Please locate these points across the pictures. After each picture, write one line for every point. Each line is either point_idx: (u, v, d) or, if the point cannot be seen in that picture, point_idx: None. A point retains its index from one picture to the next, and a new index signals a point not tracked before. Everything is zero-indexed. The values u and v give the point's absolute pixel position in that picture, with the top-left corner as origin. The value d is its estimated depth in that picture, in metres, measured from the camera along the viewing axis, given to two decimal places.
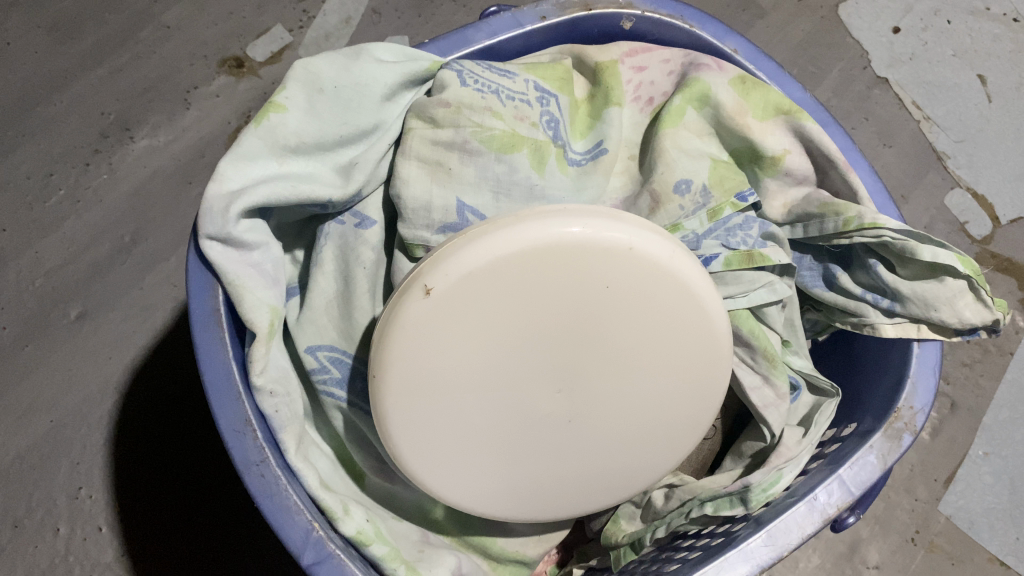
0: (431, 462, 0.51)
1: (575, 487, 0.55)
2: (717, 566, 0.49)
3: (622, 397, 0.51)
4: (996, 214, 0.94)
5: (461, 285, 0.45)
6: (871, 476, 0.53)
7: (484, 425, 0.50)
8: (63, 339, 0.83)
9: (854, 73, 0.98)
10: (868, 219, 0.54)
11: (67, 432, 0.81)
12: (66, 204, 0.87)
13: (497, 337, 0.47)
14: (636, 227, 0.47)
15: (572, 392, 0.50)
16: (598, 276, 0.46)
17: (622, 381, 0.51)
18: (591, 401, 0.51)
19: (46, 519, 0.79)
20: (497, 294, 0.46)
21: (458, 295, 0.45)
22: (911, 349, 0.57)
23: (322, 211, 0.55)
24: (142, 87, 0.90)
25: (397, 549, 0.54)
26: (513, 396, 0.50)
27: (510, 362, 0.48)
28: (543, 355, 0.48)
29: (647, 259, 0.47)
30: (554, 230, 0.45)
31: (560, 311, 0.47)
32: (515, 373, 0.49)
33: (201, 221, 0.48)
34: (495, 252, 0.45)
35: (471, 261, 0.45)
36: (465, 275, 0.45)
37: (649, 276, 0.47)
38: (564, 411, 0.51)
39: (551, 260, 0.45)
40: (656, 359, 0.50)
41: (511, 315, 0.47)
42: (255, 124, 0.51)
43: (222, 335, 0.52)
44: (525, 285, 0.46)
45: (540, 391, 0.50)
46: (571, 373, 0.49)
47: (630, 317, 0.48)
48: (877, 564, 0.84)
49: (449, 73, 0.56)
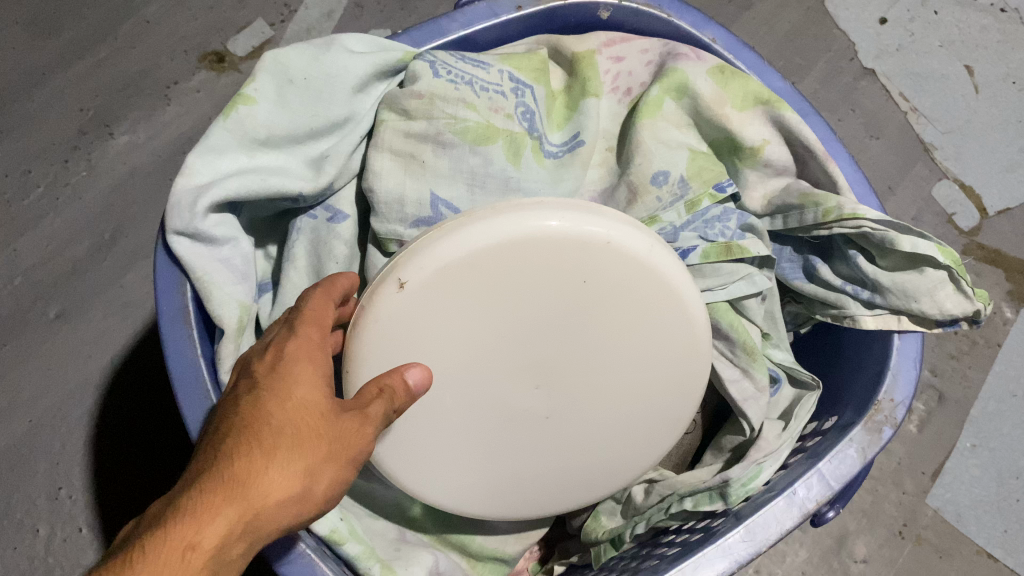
0: (409, 459, 0.50)
1: (555, 483, 0.55)
2: (693, 562, 0.49)
3: (601, 392, 0.50)
4: (983, 205, 0.94)
5: (436, 279, 0.44)
6: (851, 469, 0.53)
7: (462, 419, 0.50)
8: (41, 338, 0.82)
9: (841, 65, 0.98)
10: (847, 210, 0.54)
11: (46, 431, 0.80)
12: (45, 201, 0.85)
13: (473, 331, 0.46)
14: (617, 220, 0.46)
15: (551, 387, 0.50)
16: (577, 270, 0.45)
17: (600, 378, 0.50)
18: (570, 397, 0.50)
19: (26, 520, 0.78)
20: (471, 288, 0.45)
21: (433, 288, 0.44)
22: (892, 341, 0.57)
23: (294, 204, 0.55)
24: (120, 83, 0.89)
25: (372, 548, 0.53)
26: (489, 390, 0.49)
27: (486, 357, 0.47)
28: (520, 349, 0.48)
29: (628, 254, 0.46)
30: (532, 224, 0.44)
31: (537, 305, 0.46)
32: (491, 368, 0.48)
33: (170, 215, 0.48)
34: (471, 246, 0.44)
35: (446, 254, 0.44)
36: (440, 268, 0.44)
37: (630, 272, 0.46)
38: (542, 407, 0.50)
39: (529, 254, 0.44)
40: (636, 355, 0.49)
41: (486, 310, 0.46)
42: (224, 116, 0.51)
43: (191, 333, 0.51)
44: (502, 279, 0.45)
45: (518, 387, 0.49)
46: (549, 369, 0.49)
47: (607, 313, 0.47)
48: (864, 558, 0.84)
49: (421, 64, 0.55)
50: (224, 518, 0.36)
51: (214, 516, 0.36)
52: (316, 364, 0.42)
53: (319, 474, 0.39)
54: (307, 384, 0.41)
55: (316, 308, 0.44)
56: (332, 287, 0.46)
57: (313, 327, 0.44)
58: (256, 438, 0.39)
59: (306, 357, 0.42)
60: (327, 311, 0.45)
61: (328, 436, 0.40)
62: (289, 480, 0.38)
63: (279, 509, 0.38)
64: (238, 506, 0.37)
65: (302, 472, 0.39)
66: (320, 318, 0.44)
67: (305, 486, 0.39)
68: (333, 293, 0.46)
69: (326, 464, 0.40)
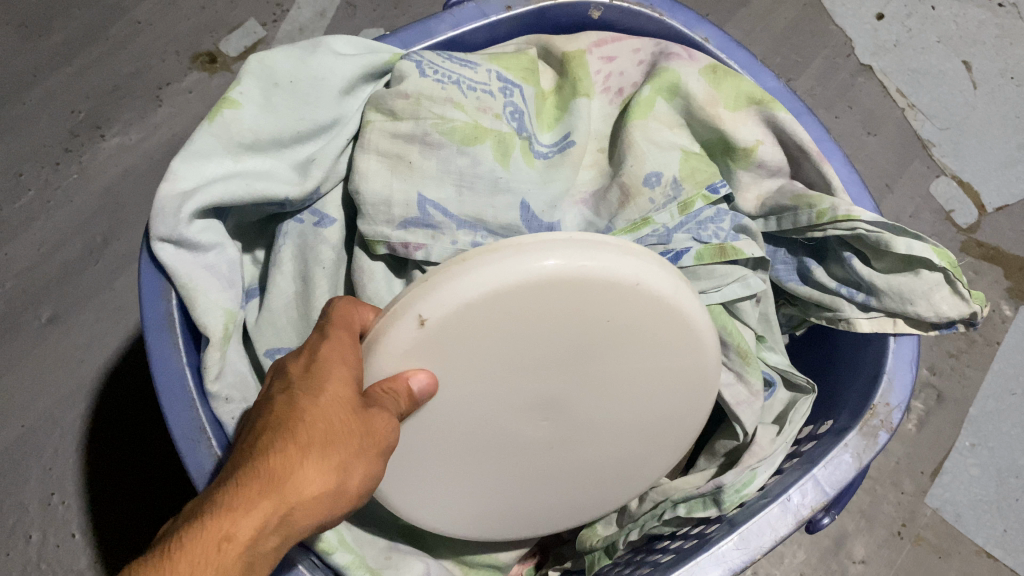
0: (399, 475, 0.49)
1: (563, 490, 0.53)
2: (687, 569, 0.48)
3: (597, 420, 0.49)
4: (982, 202, 0.93)
5: (453, 321, 0.41)
6: (847, 475, 0.52)
7: (452, 446, 0.48)
8: (33, 343, 0.81)
9: (838, 61, 0.97)
10: (842, 211, 0.53)
11: (39, 436, 0.79)
12: (36, 205, 0.85)
13: (482, 367, 0.44)
14: (648, 267, 0.43)
15: (557, 418, 0.48)
16: (601, 314, 0.43)
17: (599, 410, 0.48)
18: (577, 421, 0.49)
19: (18, 526, 0.77)
20: (480, 335, 0.42)
21: (450, 329, 0.41)
22: (887, 343, 0.56)
23: (281, 209, 0.54)
24: (111, 84, 0.88)
25: (362, 557, 0.52)
26: (493, 420, 0.47)
27: (493, 388, 0.45)
28: (524, 381, 0.45)
29: (651, 295, 0.43)
30: (544, 266, 0.40)
31: (545, 346, 0.44)
32: (492, 402, 0.46)
33: (153, 222, 0.47)
34: (489, 288, 0.40)
35: (463, 294, 0.40)
36: (458, 309, 0.40)
37: (648, 310, 0.43)
38: (546, 434, 0.49)
39: (553, 302, 0.42)
40: (644, 378, 0.47)
41: (496, 350, 0.43)
42: (208, 121, 0.50)
43: (176, 341, 0.50)
44: (513, 322, 0.42)
45: (520, 416, 0.47)
46: (552, 400, 0.47)
47: (617, 350, 0.45)
48: (863, 558, 0.83)
49: (408, 64, 0.54)
50: (261, 511, 0.36)
51: (250, 509, 0.36)
52: (348, 360, 0.41)
53: (350, 467, 0.39)
54: (339, 380, 0.40)
55: (347, 316, 0.44)
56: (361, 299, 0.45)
57: (346, 330, 0.43)
58: (290, 433, 0.38)
59: (340, 357, 0.41)
60: (359, 318, 0.44)
61: (361, 431, 0.39)
62: (323, 473, 0.38)
63: (314, 502, 0.38)
64: (275, 500, 0.36)
65: (336, 466, 0.38)
66: (353, 324, 0.44)
67: (337, 477, 0.38)
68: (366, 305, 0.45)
69: (359, 457, 0.39)
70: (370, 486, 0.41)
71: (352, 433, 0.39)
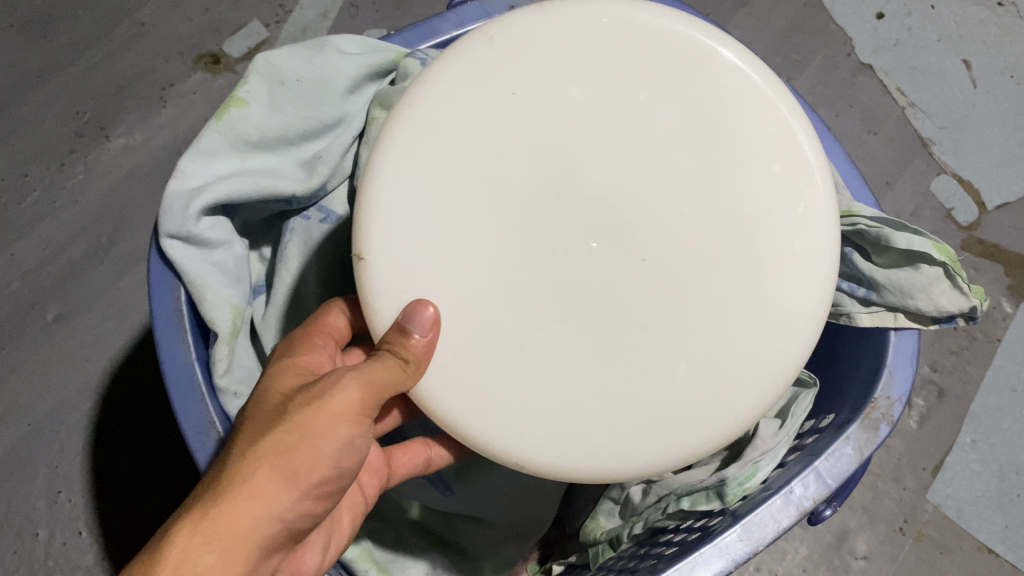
0: (442, 386, 0.40)
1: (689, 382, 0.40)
2: (690, 562, 0.49)
3: (710, 239, 0.41)
4: (982, 200, 0.93)
5: (421, 142, 0.41)
6: (847, 468, 0.52)
7: (519, 292, 0.39)
8: (40, 343, 0.82)
9: (838, 60, 0.97)
10: (844, 206, 0.56)
11: (45, 435, 0.80)
12: (42, 205, 0.85)
13: (477, 172, 0.40)
14: (597, 10, 0.43)
15: (617, 237, 0.40)
16: (586, 91, 0.41)
17: (701, 223, 0.41)
18: (648, 244, 0.40)
19: (25, 524, 0.77)
20: (476, 127, 0.41)
21: (416, 165, 0.41)
22: (888, 337, 0.57)
23: (287, 206, 0.55)
24: (116, 85, 0.89)
25: (369, 552, 0.54)
26: (535, 251, 0.40)
27: (517, 203, 0.40)
28: (551, 190, 0.40)
29: (632, 44, 0.42)
30: (468, 63, 0.42)
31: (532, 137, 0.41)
32: (541, 222, 0.40)
33: (161, 219, 0.48)
34: (428, 113, 0.41)
35: (409, 133, 0.41)
36: (412, 143, 0.41)
37: (619, 74, 0.42)
38: (621, 264, 0.40)
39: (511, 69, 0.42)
40: (706, 177, 0.41)
41: (476, 151, 0.41)
42: (215, 119, 0.51)
43: (185, 336, 0.50)
44: (474, 119, 0.41)
45: (594, 261, 0.40)
46: (603, 217, 0.40)
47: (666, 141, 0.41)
48: (865, 555, 0.83)
49: (414, 62, 0.56)
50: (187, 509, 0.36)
51: (179, 508, 0.36)
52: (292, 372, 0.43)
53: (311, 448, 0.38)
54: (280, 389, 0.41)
55: (308, 339, 0.46)
56: (322, 323, 0.48)
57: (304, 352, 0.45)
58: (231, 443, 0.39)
59: (295, 375, 0.43)
60: (316, 338, 0.46)
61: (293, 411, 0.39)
62: (280, 465, 0.37)
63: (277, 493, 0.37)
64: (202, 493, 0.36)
65: (269, 448, 0.37)
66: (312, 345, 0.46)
67: (297, 460, 0.37)
68: (327, 327, 0.48)
69: (296, 430, 0.38)
70: (334, 458, 0.39)
71: (307, 415, 0.38)
